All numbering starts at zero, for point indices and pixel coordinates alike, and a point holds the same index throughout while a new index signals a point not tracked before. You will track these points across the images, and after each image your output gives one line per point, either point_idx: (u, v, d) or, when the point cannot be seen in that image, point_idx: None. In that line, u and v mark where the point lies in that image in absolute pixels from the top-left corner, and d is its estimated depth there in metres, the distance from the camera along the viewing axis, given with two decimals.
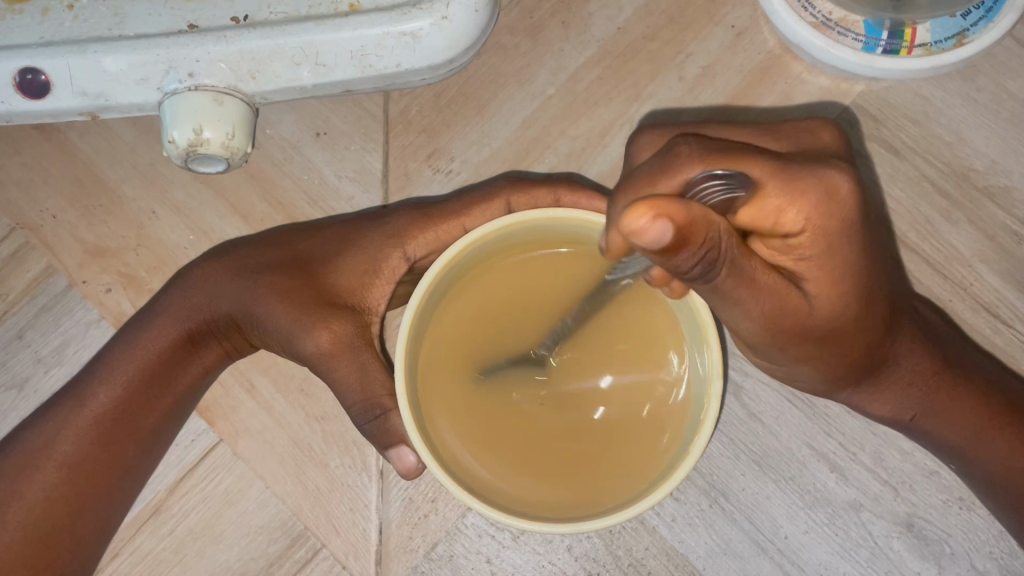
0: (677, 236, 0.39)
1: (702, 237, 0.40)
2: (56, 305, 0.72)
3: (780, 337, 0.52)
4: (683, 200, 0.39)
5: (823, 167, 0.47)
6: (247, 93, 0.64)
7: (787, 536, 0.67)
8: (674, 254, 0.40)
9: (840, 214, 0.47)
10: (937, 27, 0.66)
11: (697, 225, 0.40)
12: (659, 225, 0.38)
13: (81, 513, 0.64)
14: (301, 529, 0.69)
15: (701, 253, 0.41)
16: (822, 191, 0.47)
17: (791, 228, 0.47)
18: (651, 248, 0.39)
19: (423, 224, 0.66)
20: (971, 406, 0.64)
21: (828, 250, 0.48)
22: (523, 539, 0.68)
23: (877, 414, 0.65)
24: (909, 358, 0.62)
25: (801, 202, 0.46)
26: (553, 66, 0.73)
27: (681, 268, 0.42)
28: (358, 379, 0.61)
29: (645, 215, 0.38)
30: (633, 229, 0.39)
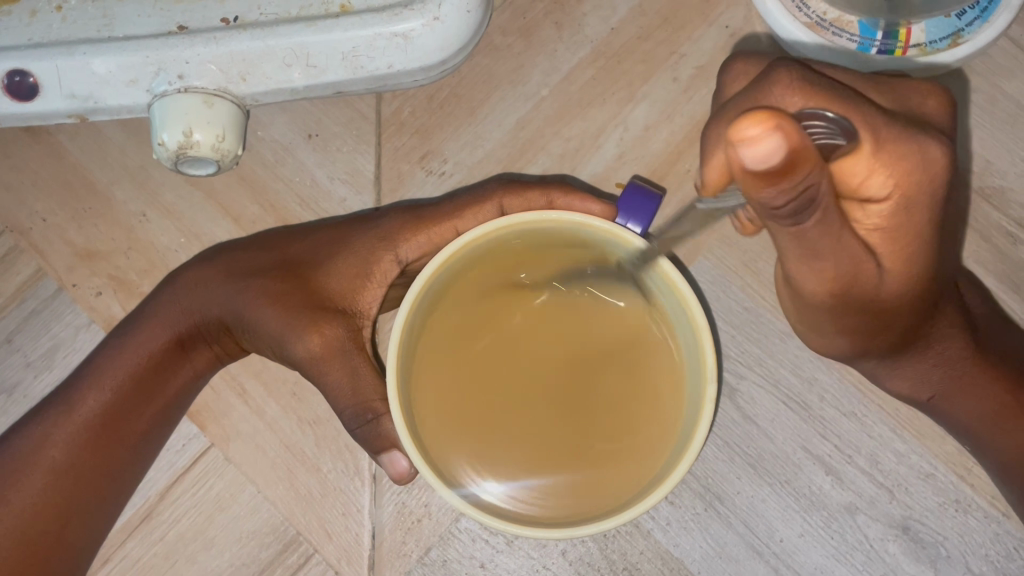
0: (786, 158, 0.36)
1: (809, 167, 0.37)
2: (45, 309, 0.71)
3: (842, 305, 0.53)
4: (798, 124, 0.36)
5: (920, 136, 0.48)
6: (238, 95, 0.63)
7: (782, 539, 0.67)
8: (775, 181, 0.37)
9: (926, 187, 0.49)
10: (932, 27, 0.66)
11: (806, 155, 0.36)
12: (772, 138, 0.35)
13: (69, 518, 0.63)
14: (294, 534, 0.68)
15: (797, 190, 0.38)
16: (916, 162, 0.48)
17: (876, 194, 0.49)
18: (759, 165, 0.36)
19: (415, 227, 0.65)
20: (993, 387, 0.64)
21: (908, 218, 0.50)
22: (517, 543, 0.68)
23: (896, 390, 0.65)
24: (944, 338, 0.63)
25: (895, 168, 0.47)
26: (546, 67, 0.72)
27: (772, 204, 0.39)
28: (349, 383, 0.61)
29: (760, 127, 0.35)
30: (740, 139, 0.35)
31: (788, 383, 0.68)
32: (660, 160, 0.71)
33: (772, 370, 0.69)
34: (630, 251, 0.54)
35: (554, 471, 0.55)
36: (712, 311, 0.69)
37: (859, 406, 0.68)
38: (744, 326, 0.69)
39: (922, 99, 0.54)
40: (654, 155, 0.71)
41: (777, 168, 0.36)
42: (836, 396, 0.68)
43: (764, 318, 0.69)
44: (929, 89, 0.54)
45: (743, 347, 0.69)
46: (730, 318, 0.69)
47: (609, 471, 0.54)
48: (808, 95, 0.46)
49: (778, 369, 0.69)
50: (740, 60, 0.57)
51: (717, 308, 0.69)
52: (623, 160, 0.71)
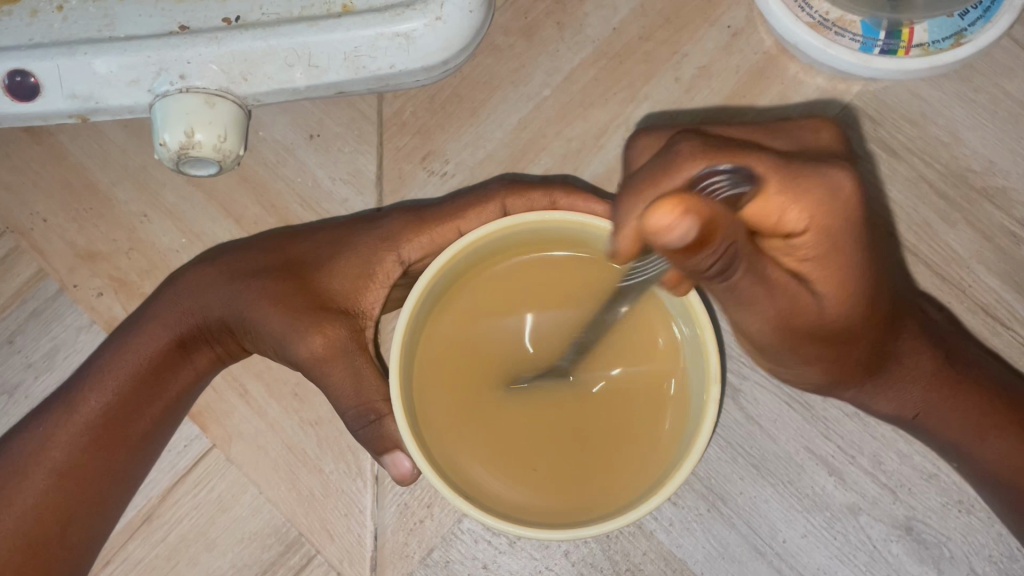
0: (702, 232, 0.36)
1: (724, 231, 0.37)
2: (47, 310, 0.71)
3: (793, 339, 0.52)
4: (705, 196, 0.37)
5: (824, 167, 0.48)
6: (240, 95, 0.63)
7: (785, 540, 0.67)
8: (696, 253, 0.37)
9: (843, 214, 0.49)
10: (935, 27, 0.66)
11: (717, 221, 0.37)
12: (687, 222, 0.35)
13: (72, 520, 0.63)
14: (296, 535, 0.68)
15: (720, 251, 0.38)
16: (826, 190, 0.48)
17: (795, 227, 0.48)
18: (677, 248, 0.36)
19: (418, 227, 0.65)
20: (973, 399, 0.64)
21: (834, 246, 0.49)
22: (520, 544, 0.67)
23: (880, 411, 0.65)
24: (912, 354, 0.63)
25: (805, 201, 0.47)
26: (547, 67, 0.72)
27: (700, 267, 0.39)
28: (351, 384, 0.60)
29: (672, 213, 0.35)
30: (657, 229, 0.35)
31: None
32: None
33: None
34: None
35: (557, 473, 0.55)
36: (714, 311, 0.69)
37: None
38: None
39: (814, 134, 0.55)
40: None
41: (697, 243, 0.36)
42: None
43: None
44: (817, 125, 0.55)
45: None
46: None
47: (612, 473, 0.54)
48: (698, 158, 0.46)
49: None
50: (644, 134, 0.57)
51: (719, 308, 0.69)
52: None
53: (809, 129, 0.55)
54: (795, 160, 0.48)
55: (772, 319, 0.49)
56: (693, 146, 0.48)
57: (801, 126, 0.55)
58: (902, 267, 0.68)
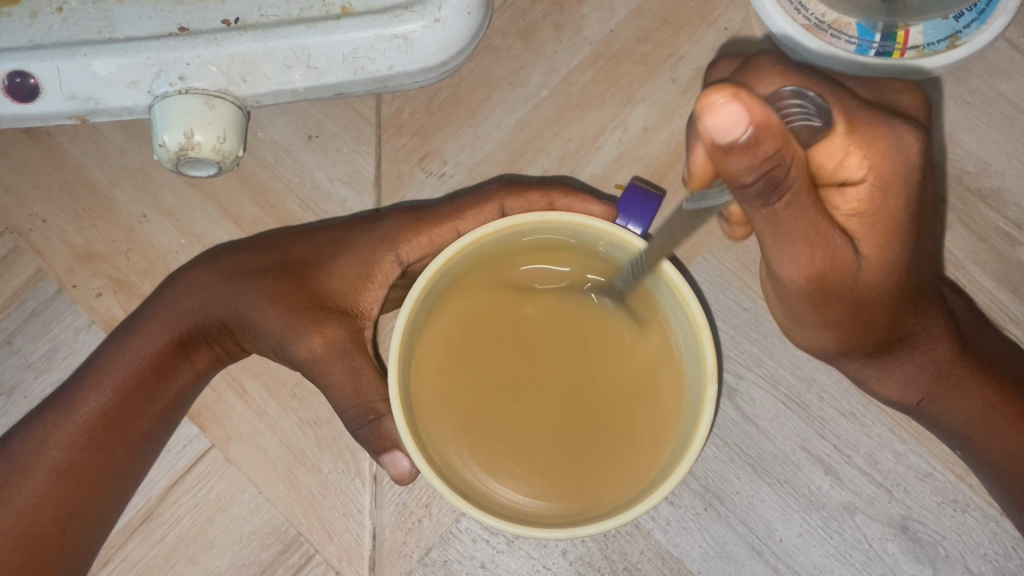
0: (748, 133, 0.37)
1: (776, 142, 0.38)
2: (45, 310, 0.71)
3: (820, 294, 0.51)
4: (763, 99, 0.37)
5: (892, 122, 0.50)
6: (238, 97, 0.63)
7: (781, 539, 0.67)
8: (736, 157, 0.38)
9: (903, 173, 0.50)
10: (929, 30, 0.66)
11: (771, 132, 0.38)
12: (734, 107, 0.36)
13: (71, 519, 0.63)
14: (295, 534, 0.68)
15: (765, 167, 0.39)
16: (891, 143, 0.49)
17: (853, 175, 0.49)
18: (718, 137, 0.37)
19: (416, 228, 0.65)
20: (981, 387, 0.64)
21: (884, 203, 0.50)
22: (517, 543, 0.68)
23: (885, 394, 0.66)
24: (929, 337, 0.64)
25: (871, 150, 0.49)
26: (544, 68, 0.72)
27: (739, 180, 0.40)
28: (350, 384, 0.61)
29: (722, 95, 0.36)
30: (706, 109, 0.37)
31: (787, 384, 0.69)
32: (659, 162, 0.71)
33: (772, 370, 0.69)
34: (630, 252, 0.54)
35: (554, 468, 0.55)
36: (711, 311, 0.69)
37: (858, 405, 0.69)
38: (743, 326, 0.69)
39: (899, 95, 0.57)
40: (654, 156, 0.71)
41: (738, 138, 0.37)
42: (835, 396, 0.69)
43: (763, 318, 0.69)
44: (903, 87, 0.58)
45: (742, 347, 0.69)
46: (729, 318, 0.69)
47: (607, 470, 0.55)
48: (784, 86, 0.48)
49: (777, 369, 0.69)
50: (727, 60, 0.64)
51: (716, 309, 0.69)
52: (623, 161, 0.71)
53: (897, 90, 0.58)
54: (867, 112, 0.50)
55: (804, 267, 0.48)
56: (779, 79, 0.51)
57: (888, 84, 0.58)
58: None
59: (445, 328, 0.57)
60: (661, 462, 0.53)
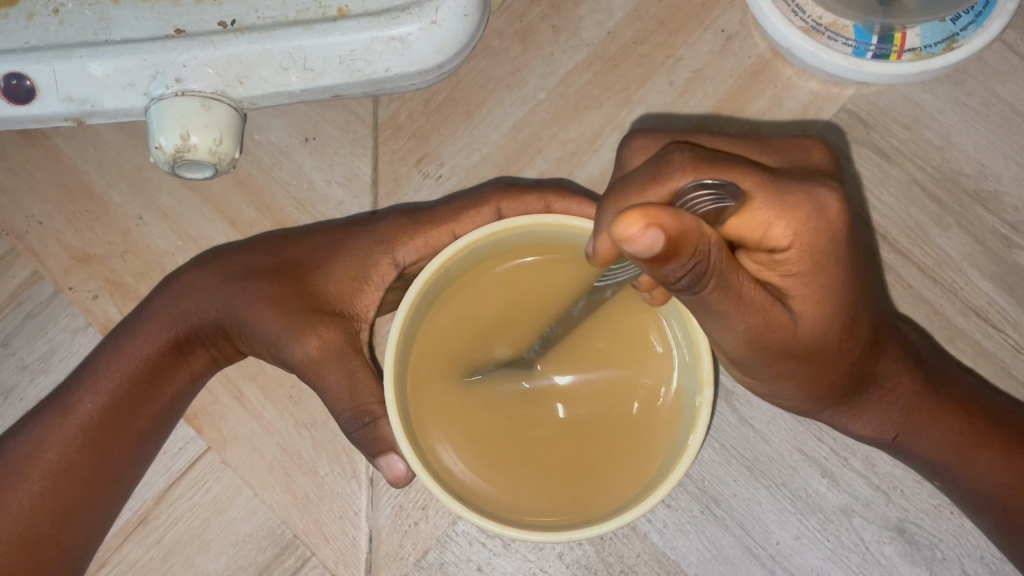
0: (665, 245, 0.39)
1: (693, 247, 0.41)
2: (42, 312, 0.71)
3: (763, 354, 0.51)
4: (676, 210, 0.40)
5: (808, 183, 0.48)
6: (235, 98, 0.63)
7: (778, 542, 0.67)
8: (663, 264, 0.41)
9: (826, 232, 0.49)
10: (927, 32, 0.66)
11: (687, 238, 0.40)
12: (650, 234, 0.39)
13: (66, 522, 0.63)
14: (291, 537, 0.68)
15: (690, 265, 0.41)
16: (811, 209, 0.48)
17: (778, 243, 0.48)
18: (643, 254, 0.40)
19: (413, 230, 0.65)
20: (953, 419, 0.64)
21: (816, 266, 0.49)
22: (514, 546, 0.68)
23: (861, 432, 0.65)
24: (893, 376, 0.62)
25: (791, 218, 0.47)
26: (542, 70, 0.72)
27: (669, 277, 0.42)
28: (346, 387, 0.61)
29: (637, 225, 0.39)
30: (624, 237, 0.39)
31: None
32: None
33: None
34: None
35: (549, 472, 0.55)
36: None
37: None
38: None
39: (808, 154, 0.55)
40: None
41: (659, 253, 0.40)
42: None
43: None
44: (810, 144, 0.56)
45: None
46: None
47: (602, 474, 0.54)
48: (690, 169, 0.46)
49: None
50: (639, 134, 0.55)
51: None
52: None
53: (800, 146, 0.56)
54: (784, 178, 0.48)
55: (742, 334, 0.49)
56: (687, 156, 0.47)
57: (793, 142, 0.56)
58: (892, 269, 0.69)
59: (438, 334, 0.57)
60: (657, 466, 0.53)
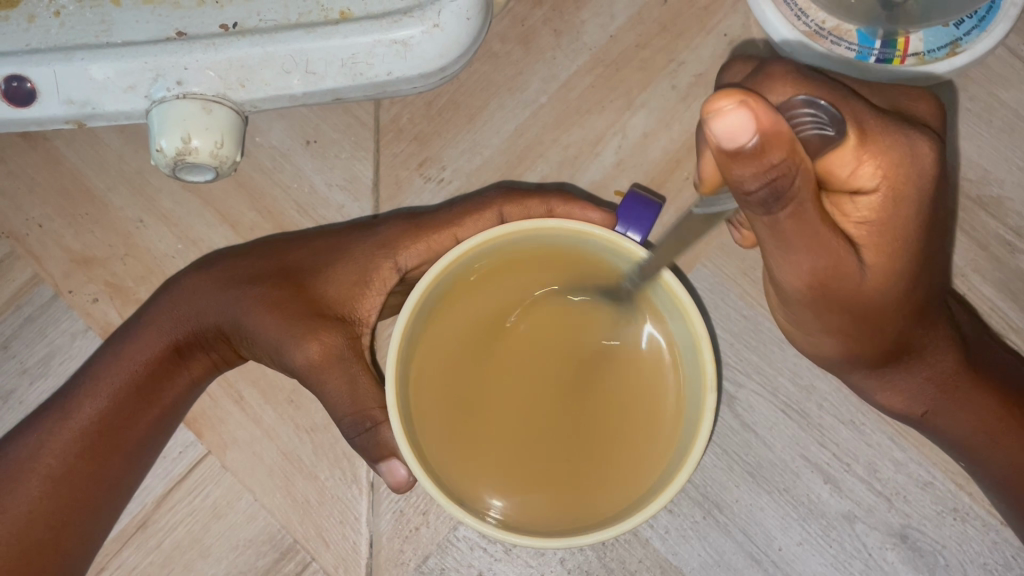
0: (753, 139, 0.37)
1: (778, 154, 0.39)
2: (41, 316, 0.71)
3: (822, 301, 0.52)
4: (771, 108, 0.38)
5: (910, 132, 0.50)
6: (236, 101, 0.63)
7: (780, 548, 0.67)
8: (743, 162, 0.38)
9: (913, 182, 0.50)
10: (930, 37, 0.66)
11: (777, 140, 0.38)
12: (738, 114, 0.36)
13: (64, 527, 0.63)
14: (291, 542, 0.68)
15: (770, 174, 0.39)
16: (903, 154, 0.49)
17: (866, 184, 0.49)
18: (725, 143, 0.37)
19: (415, 233, 0.65)
20: (985, 398, 0.64)
21: (894, 213, 0.50)
22: (515, 552, 0.67)
23: (888, 404, 0.65)
24: (933, 350, 0.63)
25: (883, 158, 0.48)
26: (544, 74, 0.72)
27: (744, 186, 0.40)
28: (347, 393, 0.60)
29: (730, 101, 0.36)
30: (713, 112, 0.37)
31: (787, 391, 0.68)
32: (658, 169, 0.71)
33: (771, 378, 0.69)
34: (630, 259, 0.54)
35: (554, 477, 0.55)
36: (710, 319, 0.69)
37: (857, 414, 0.68)
38: (743, 334, 0.69)
39: (914, 101, 0.56)
40: (653, 163, 0.71)
41: (744, 145, 0.37)
42: (834, 403, 0.68)
43: (762, 325, 0.69)
44: (920, 95, 0.56)
45: (742, 354, 0.69)
46: (728, 326, 0.69)
47: (606, 478, 0.54)
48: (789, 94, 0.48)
49: (776, 377, 0.69)
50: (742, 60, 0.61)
51: (715, 316, 0.69)
52: (622, 167, 0.71)
53: (911, 96, 0.56)
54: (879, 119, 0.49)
55: (806, 273, 0.49)
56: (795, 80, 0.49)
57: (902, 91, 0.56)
58: None
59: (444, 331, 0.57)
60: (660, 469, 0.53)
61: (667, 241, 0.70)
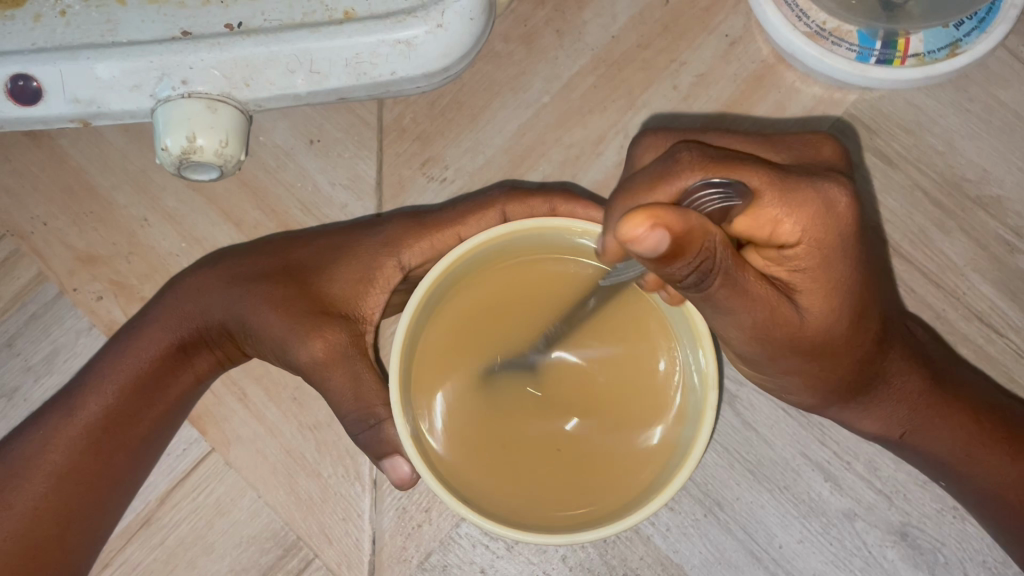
0: (671, 244, 0.41)
1: (698, 245, 0.42)
2: (46, 313, 0.71)
3: (770, 347, 0.53)
4: (681, 209, 0.41)
5: (820, 181, 0.48)
6: (241, 101, 0.63)
7: (781, 545, 0.67)
8: (670, 263, 0.42)
9: (835, 230, 0.49)
10: (930, 38, 0.67)
11: (693, 236, 0.41)
12: (653, 233, 0.40)
13: (70, 523, 0.63)
14: (294, 539, 0.68)
15: (695, 264, 0.43)
16: (820, 206, 0.48)
17: (789, 239, 0.49)
18: (648, 253, 0.41)
19: (419, 233, 0.66)
20: (958, 419, 0.64)
21: (821, 263, 0.50)
22: (517, 549, 0.68)
23: (864, 430, 0.65)
24: (899, 375, 0.63)
25: (799, 214, 0.48)
26: (547, 74, 0.73)
27: (676, 277, 0.44)
28: (352, 389, 0.60)
29: (643, 227, 0.40)
30: (630, 237, 0.40)
31: None
32: None
33: None
34: None
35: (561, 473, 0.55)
36: (712, 318, 0.69)
37: None
38: None
39: (816, 149, 0.55)
40: None
41: (664, 251, 0.41)
42: None
43: None
44: (823, 140, 0.56)
45: None
46: None
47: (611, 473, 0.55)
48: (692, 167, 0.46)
49: None
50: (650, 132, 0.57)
51: None
52: (624, 167, 0.71)
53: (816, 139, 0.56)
54: (788, 175, 0.48)
55: (748, 328, 0.50)
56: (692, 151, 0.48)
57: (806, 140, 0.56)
58: (896, 273, 0.69)
59: (443, 332, 0.57)
60: (665, 464, 0.54)
61: None
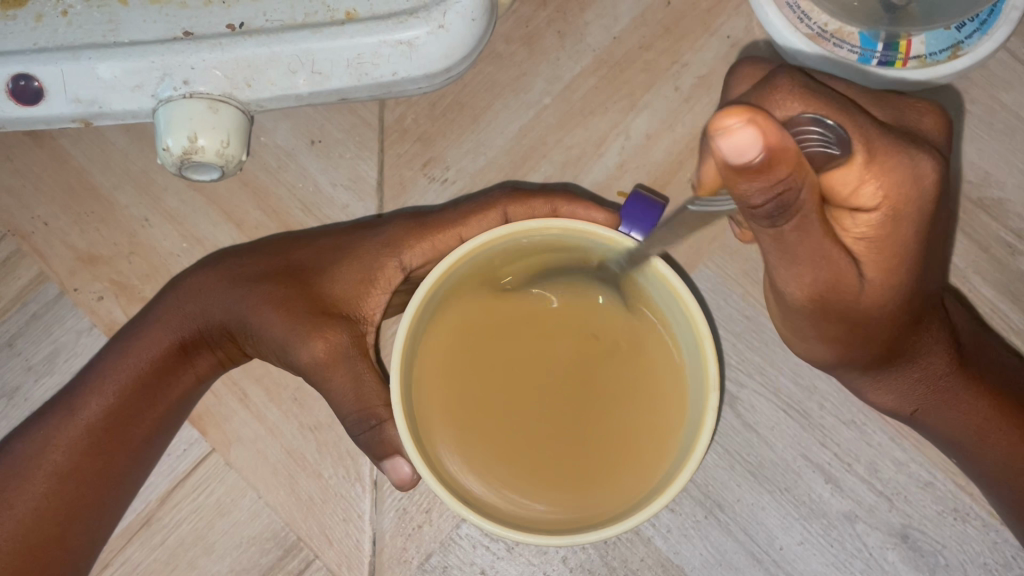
0: (762, 156, 0.38)
1: (789, 168, 0.40)
2: (46, 313, 0.71)
3: (821, 310, 0.54)
4: (781, 124, 0.39)
5: (912, 152, 0.50)
6: (242, 101, 0.63)
7: (782, 547, 0.67)
8: (753, 178, 0.39)
9: (914, 200, 0.50)
10: (932, 40, 0.66)
11: (785, 156, 0.39)
12: (749, 131, 0.37)
13: (70, 523, 0.63)
14: (294, 540, 0.68)
15: (776, 189, 0.40)
16: (909, 174, 0.49)
17: (868, 204, 0.49)
18: (734, 158, 0.38)
19: (420, 233, 0.66)
20: (978, 401, 0.64)
21: (894, 231, 0.51)
22: (517, 550, 0.68)
23: (879, 404, 0.66)
24: (927, 354, 0.63)
25: (885, 179, 0.48)
26: (548, 75, 0.73)
27: (752, 201, 0.41)
28: (352, 390, 0.60)
29: (737, 119, 0.37)
30: (721, 128, 0.38)
31: (789, 392, 0.69)
32: (661, 170, 0.71)
33: (773, 379, 0.69)
34: (633, 259, 0.55)
35: (565, 463, 0.55)
36: (713, 319, 0.69)
37: (859, 414, 0.69)
38: (745, 335, 0.69)
39: (919, 116, 0.56)
40: (656, 164, 0.71)
41: (752, 161, 0.38)
42: (836, 404, 0.69)
43: (763, 326, 0.69)
44: (924, 108, 0.57)
45: (744, 355, 0.69)
46: (731, 326, 0.69)
47: (619, 464, 0.55)
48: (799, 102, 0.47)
49: (778, 378, 0.69)
50: (748, 63, 0.58)
51: (718, 317, 0.69)
52: (625, 168, 0.71)
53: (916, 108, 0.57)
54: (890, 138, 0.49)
55: (809, 286, 0.51)
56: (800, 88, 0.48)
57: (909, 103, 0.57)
58: None
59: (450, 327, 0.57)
60: (672, 455, 0.54)
61: (670, 242, 0.70)
